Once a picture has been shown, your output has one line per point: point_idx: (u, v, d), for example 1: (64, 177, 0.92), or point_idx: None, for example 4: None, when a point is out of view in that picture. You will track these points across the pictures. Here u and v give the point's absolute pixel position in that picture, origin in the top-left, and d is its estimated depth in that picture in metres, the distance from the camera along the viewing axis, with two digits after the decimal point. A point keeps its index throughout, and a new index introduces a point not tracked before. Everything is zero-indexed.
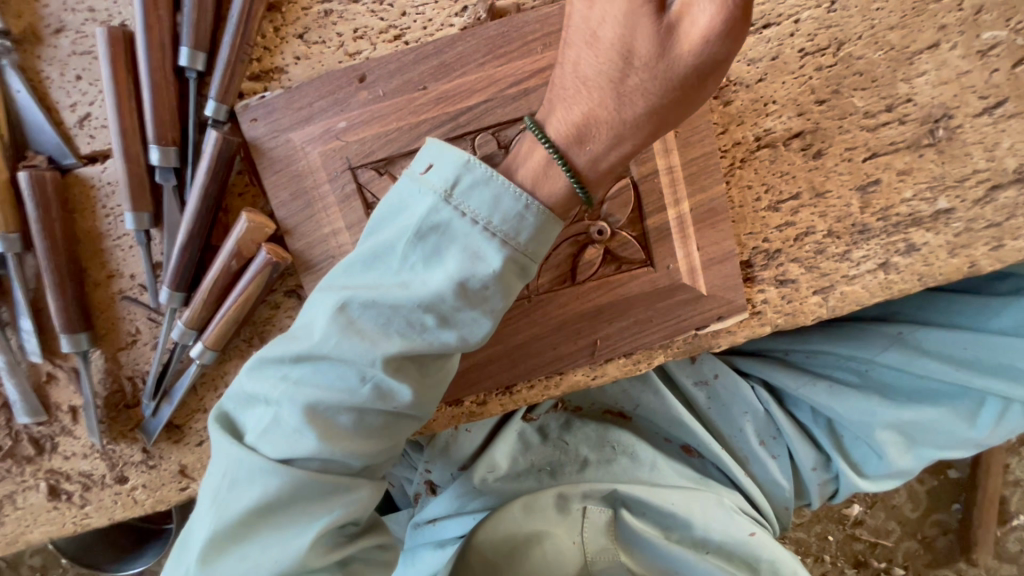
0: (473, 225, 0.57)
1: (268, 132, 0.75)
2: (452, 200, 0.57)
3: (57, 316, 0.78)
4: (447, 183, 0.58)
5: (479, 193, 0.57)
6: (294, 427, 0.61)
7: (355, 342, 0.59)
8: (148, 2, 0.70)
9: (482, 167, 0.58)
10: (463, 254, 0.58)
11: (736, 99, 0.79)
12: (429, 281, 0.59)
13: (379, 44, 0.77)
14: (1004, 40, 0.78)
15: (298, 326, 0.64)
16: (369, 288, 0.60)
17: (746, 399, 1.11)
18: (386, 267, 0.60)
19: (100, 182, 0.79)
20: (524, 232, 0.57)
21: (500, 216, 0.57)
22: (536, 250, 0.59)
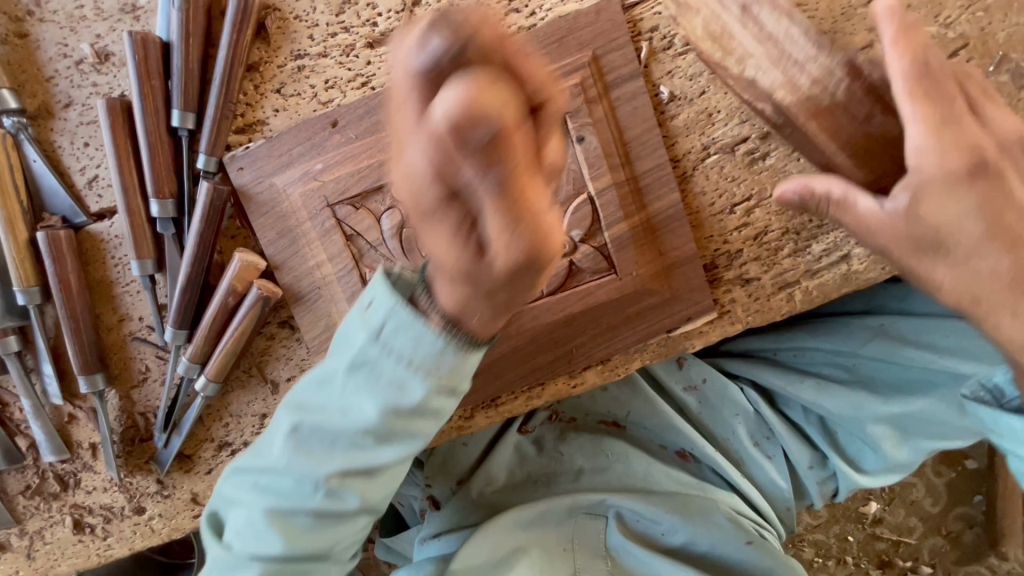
0: (399, 363, 0.58)
1: (254, 179, 0.83)
2: (380, 341, 0.58)
3: (75, 360, 0.86)
4: (376, 325, 0.58)
5: (404, 335, 0.56)
6: (259, 528, 0.69)
7: (304, 460, 0.66)
8: (142, 73, 0.78)
9: (409, 310, 0.56)
10: (392, 384, 0.59)
11: (681, 112, 0.84)
12: (364, 412, 0.62)
13: (348, 91, 0.83)
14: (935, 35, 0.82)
15: (263, 436, 0.71)
16: (317, 413, 0.65)
17: (736, 400, 1.13)
18: (326, 399, 0.64)
19: (109, 236, 0.87)
20: (443, 365, 0.57)
21: (421, 354, 0.57)
22: (458, 374, 0.58)
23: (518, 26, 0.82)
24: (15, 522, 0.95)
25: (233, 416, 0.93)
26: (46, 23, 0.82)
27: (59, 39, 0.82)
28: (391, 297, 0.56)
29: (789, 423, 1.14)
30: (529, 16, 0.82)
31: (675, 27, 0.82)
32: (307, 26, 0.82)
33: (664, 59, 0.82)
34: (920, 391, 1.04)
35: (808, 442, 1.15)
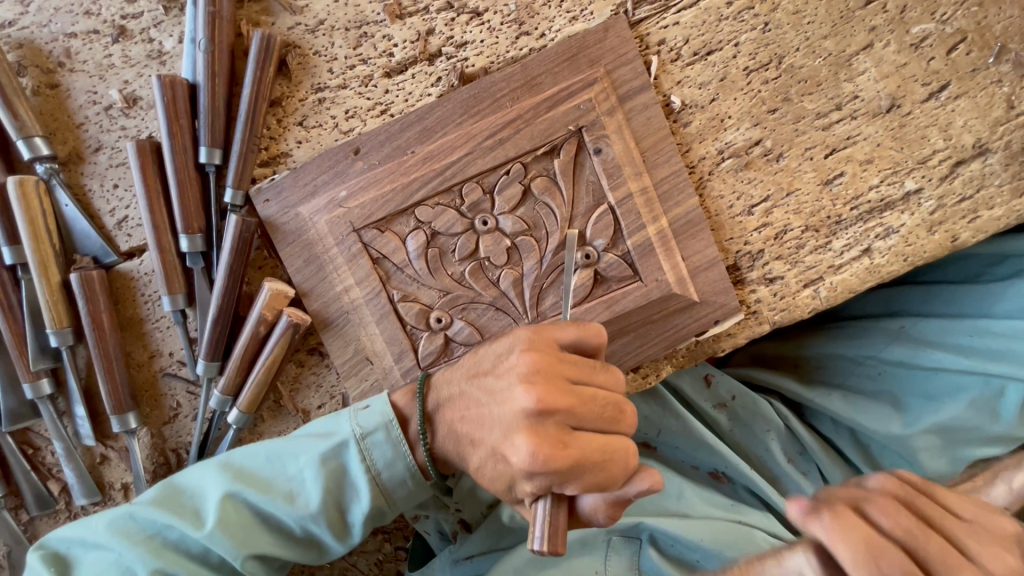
0: (366, 470, 0.74)
1: (280, 210, 0.85)
2: (361, 445, 0.74)
3: (109, 399, 0.87)
4: (364, 428, 0.75)
5: (382, 449, 0.75)
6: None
7: (228, 526, 0.73)
8: (170, 113, 0.81)
9: (397, 431, 0.75)
10: (352, 490, 0.75)
11: (693, 120, 0.86)
12: (312, 503, 0.74)
13: (369, 119, 0.86)
14: (933, 31, 0.84)
15: (184, 490, 0.76)
16: (260, 485, 0.75)
17: (767, 416, 1.12)
18: (274, 471, 0.75)
19: (139, 274, 0.89)
20: (396, 486, 0.76)
21: (389, 472, 0.75)
22: (398, 495, 0.76)
23: (530, 48, 0.84)
24: None
25: None
26: (76, 72, 0.85)
27: (88, 87, 0.85)
28: (389, 417, 0.75)
29: (820, 437, 1.14)
30: (540, 38, 0.84)
31: (680, 39, 0.85)
32: (327, 60, 0.85)
33: (673, 71, 0.85)
34: (947, 393, 1.05)
35: (841, 457, 1.14)
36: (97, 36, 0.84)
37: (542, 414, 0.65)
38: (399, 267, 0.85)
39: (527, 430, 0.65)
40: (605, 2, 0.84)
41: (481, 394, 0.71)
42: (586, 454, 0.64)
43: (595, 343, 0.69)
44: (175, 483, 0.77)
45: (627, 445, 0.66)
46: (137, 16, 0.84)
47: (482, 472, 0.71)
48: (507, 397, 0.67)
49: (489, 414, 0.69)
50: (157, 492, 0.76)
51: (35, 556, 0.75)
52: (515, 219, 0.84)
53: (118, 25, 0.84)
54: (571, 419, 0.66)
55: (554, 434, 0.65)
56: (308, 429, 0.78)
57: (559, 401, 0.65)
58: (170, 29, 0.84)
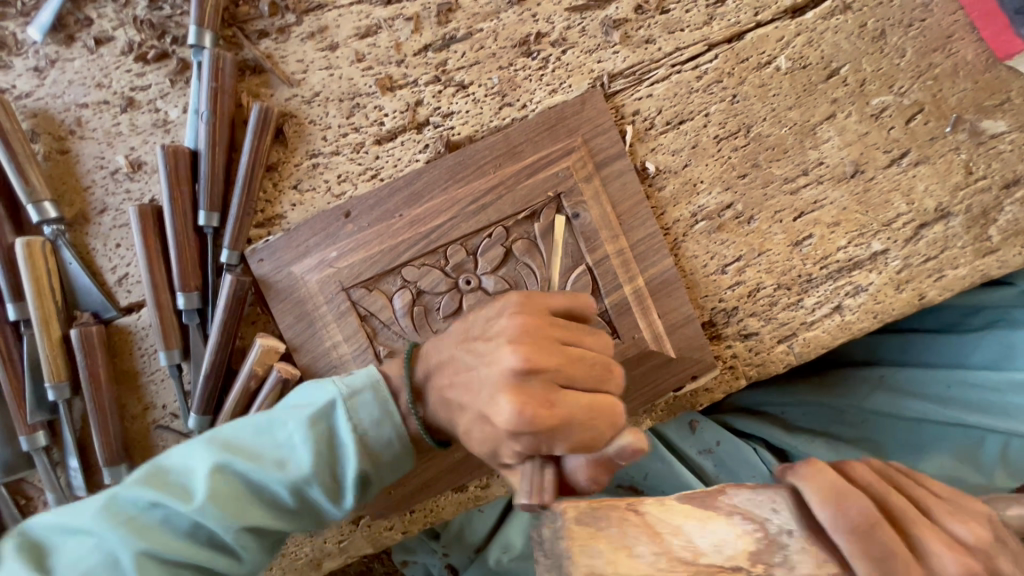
0: (357, 430, 0.71)
1: (273, 268, 0.89)
2: (348, 406, 0.71)
3: (101, 451, 0.89)
4: (350, 390, 0.72)
5: (369, 408, 0.72)
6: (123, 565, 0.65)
7: (225, 497, 0.68)
8: (172, 180, 0.86)
9: (385, 389, 0.73)
10: (348, 454, 0.71)
11: (667, 185, 0.90)
12: (310, 465, 0.70)
13: (360, 183, 0.91)
14: (891, 103, 0.89)
15: (168, 470, 0.70)
16: (250, 456, 0.69)
17: (751, 461, 1.12)
18: (264, 440, 0.71)
19: (137, 328, 0.92)
20: (388, 445, 0.73)
21: (379, 430, 0.72)
22: (392, 455, 0.74)
23: (512, 118, 0.89)
24: None
25: None
26: (85, 140, 0.90)
27: (96, 153, 0.90)
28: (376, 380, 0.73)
29: None
30: (521, 109, 0.89)
31: (654, 110, 0.90)
32: (322, 129, 0.90)
33: (647, 139, 0.90)
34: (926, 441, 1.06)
35: None
36: (107, 106, 0.90)
37: (528, 370, 0.63)
38: (386, 323, 0.88)
39: (513, 387, 0.63)
40: (582, 75, 0.89)
41: (469, 358, 0.70)
42: (574, 410, 0.61)
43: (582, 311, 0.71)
44: (159, 462, 0.71)
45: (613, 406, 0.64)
46: (145, 88, 0.89)
47: (470, 436, 0.68)
48: (494, 356, 0.65)
49: (477, 375, 0.67)
50: (140, 474, 0.70)
51: (14, 541, 0.68)
52: (497, 279, 0.87)
53: (127, 96, 0.89)
54: (560, 378, 0.64)
55: (540, 390, 0.63)
56: (294, 399, 0.74)
57: (547, 359, 0.64)
58: (175, 100, 0.89)
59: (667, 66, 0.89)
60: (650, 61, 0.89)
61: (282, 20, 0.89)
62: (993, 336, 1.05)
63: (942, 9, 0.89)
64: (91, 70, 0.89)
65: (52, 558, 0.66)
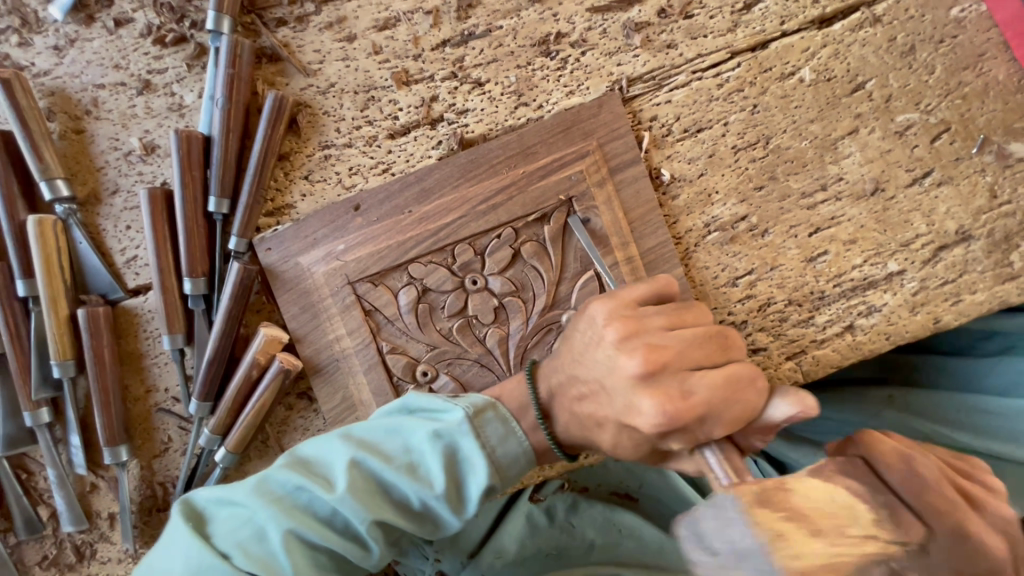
0: (481, 447, 0.70)
1: (280, 258, 0.89)
2: (473, 423, 0.70)
3: (102, 431, 0.90)
4: (471, 407, 0.72)
5: (493, 427, 0.71)
6: (257, 548, 0.66)
7: (353, 495, 0.67)
8: (184, 165, 0.86)
9: (502, 409, 0.73)
10: (473, 468, 0.70)
11: (681, 193, 0.89)
12: (432, 476, 0.69)
13: (371, 176, 0.90)
14: (917, 120, 0.87)
15: (324, 457, 0.71)
16: (380, 457, 0.70)
17: (750, 474, 1.09)
18: (394, 442, 0.71)
19: (143, 311, 0.93)
20: (510, 463, 0.71)
21: (503, 449, 0.71)
22: (509, 472, 0.72)
23: (528, 118, 0.88)
24: None
25: None
26: (101, 120, 0.90)
27: (110, 134, 0.90)
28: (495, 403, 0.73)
29: None
30: (537, 109, 0.88)
31: (671, 116, 0.88)
32: (335, 120, 0.90)
33: (663, 146, 0.88)
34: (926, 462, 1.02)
35: None
36: (123, 88, 0.90)
37: (650, 373, 0.64)
38: (390, 319, 0.88)
39: (646, 390, 0.64)
40: (601, 78, 0.88)
41: (585, 374, 0.70)
42: (710, 397, 0.62)
43: (664, 294, 0.71)
44: (312, 449, 0.72)
45: (748, 371, 0.65)
46: (162, 71, 0.89)
47: (621, 446, 0.70)
48: (612, 367, 0.66)
49: (606, 384, 0.68)
50: (296, 457, 0.71)
51: (185, 507, 0.70)
52: (504, 280, 0.87)
53: (144, 79, 0.89)
54: (681, 368, 0.64)
55: (673, 385, 0.63)
56: (415, 410, 0.74)
57: (663, 356, 0.64)
58: (191, 85, 0.89)
59: (688, 72, 0.88)
60: (670, 66, 0.88)
61: (301, 9, 0.88)
62: (1013, 360, 1.01)
63: (976, 26, 0.86)
64: (109, 51, 0.89)
65: (219, 523, 0.68)
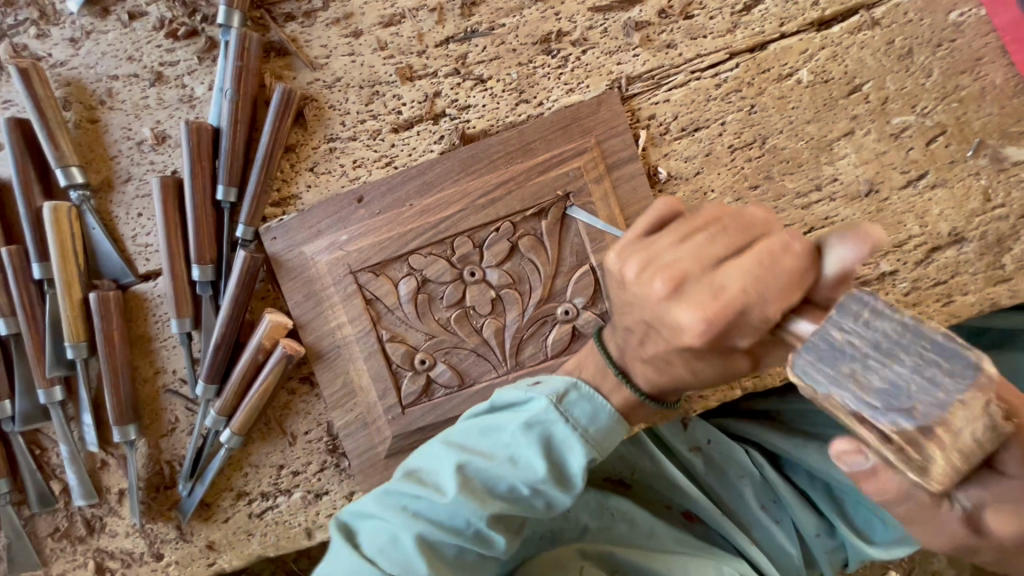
0: (574, 430, 0.69)
1: (286, 247, 0.92)
2: (561, 409, 0.70)
3: (112, 410, 0.94)
4: (555, 394, 0.71)
5: (580, 407, 0.70)
6: (398, 555, 0.69)
7: (469, 494, 0.68)
8: (194, 155, 0.88)
9: (584, 386, 0.71)
10: (571, 451, 0.69)
11: (677, 191, 0.91)
12: (532, 464, 0.69)
13: (374, 169, 0.92)
14: (912, 123, 0.88)
15: (431, 465, 0.73)
16: (484, 456, 0.71)
17: (741, 463, 1.11)
18: (493, 441, 0.72)
19: (152, 296, 0.96)
20: (602, 438, 0.70)
21: (596, 426, 0.70)
22: (604, 444, 0.71)
23: (528, 114, 0.90)
24: (41, 565, 1.00)
25: (253, 466, 0.99)
26: (114, 111, 0.93)
27: (124, 124, 0.93)
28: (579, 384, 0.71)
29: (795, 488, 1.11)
30: (537, 106, 0.90)
31: (670, 115, 0.90)
32: (341, 114, 0.92)
33: (661, 144, 0.90)
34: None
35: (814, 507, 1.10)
36: (136, 79, 0.93)
37: (678, 290, 0.57)
38: (391, 308, 0.90)
39: (682, 305, 0.57)
40: (600, 77, 0.90)
41: (628, 313, 0.64)
42: (748, 295, 0.54)
43: (666, 216, 0.63)
44: (423, 461, 0.75)
45: (794, 258, 0.55)
46: (174, 64, 0.92)
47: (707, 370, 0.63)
48: (643, 301, 0.60)
49: (649, 316, 0.61)
50: (411, 471, 0.74)
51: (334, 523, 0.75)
52: (501, 273, 0.89)
53: (156, 70, 0.92)
54: (709, 275, 0.57)
55: (704, 289, 0.56)
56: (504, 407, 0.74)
57: (684, 270, 0.57)
58: (201, 77, 0.92)
59: (687, 71, 0.89)
60: (670, 66, 0.89)
61: (309, 5, 0.91)
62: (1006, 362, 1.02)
63: (975, 30, 0.87)
64: (123, 43, 0.92)
65: (367, 535, 0.73)
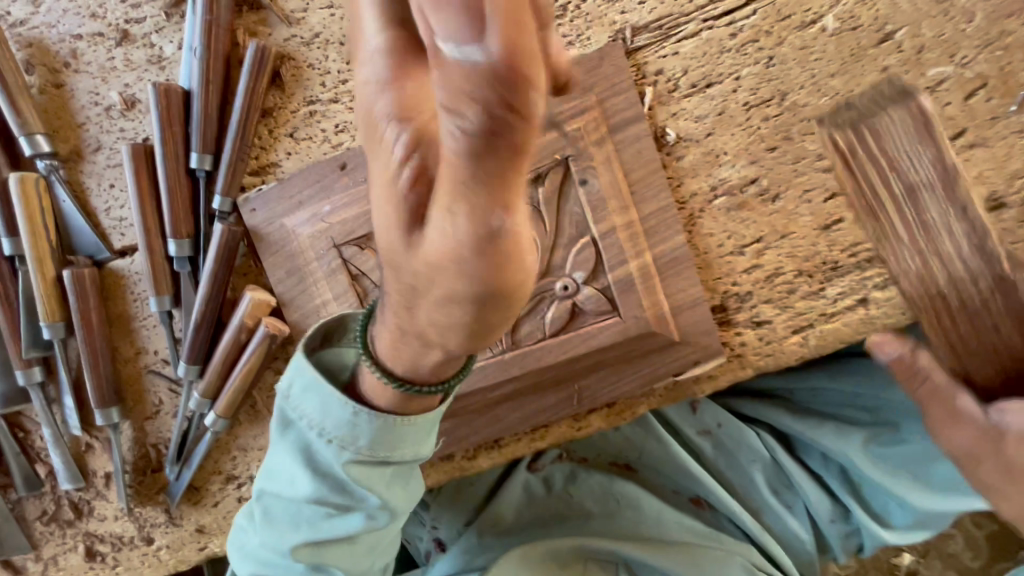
0: (366, 378, 0.60)
1: (265, 219, 0.86)
2: (361, 352, 0.60)
3: (93, 392, 0.90)
4: (364, 336, 0.59)
5: (376, 351, 0.57)
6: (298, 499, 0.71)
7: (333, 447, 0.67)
8: (164, 120, 0.82)
9: (381, 307, 0.57)
10: (366, 396, 0.63)
11: (687, 154, 0.83)
12: (369, 412, 0.63)
13: (358, 134, 0.86)
14: (951, 75, 0.79)
15: (297, 420, 0.70)
16: (308, 415, 0.67)
17: (751, 446, 1.05)
18: (312, 399, 0.65)
19: (130, 273, 0.91)
20: (409, 393, 0.59)
21: (375, 378, 0.59)
22: (435, 398, 0.60)
23: None
24: (30, 549, 0.98)
25: (241, 449, 0.95)
26: (80, 74, 0.87)
27: (91, 89, 0.87)
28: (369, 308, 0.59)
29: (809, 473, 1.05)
30: None
31: (679, 70, 0.82)
32: (320, 74, 0.85)
33: (669, 102, 0.82)
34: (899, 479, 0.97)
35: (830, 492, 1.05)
36: (101, 39, 0.86)
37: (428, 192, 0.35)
38: (378, 285, 0.85)
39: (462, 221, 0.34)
40: (602, 28, 0.81)
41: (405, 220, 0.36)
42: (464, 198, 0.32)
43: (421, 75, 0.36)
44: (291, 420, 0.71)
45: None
46: (140, 21, 0.85)
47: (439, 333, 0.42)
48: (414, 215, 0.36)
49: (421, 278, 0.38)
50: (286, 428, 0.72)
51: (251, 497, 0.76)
52: None
53: (122, 29, 0.85)
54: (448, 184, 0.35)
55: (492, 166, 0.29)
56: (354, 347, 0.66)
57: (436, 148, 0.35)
58: (170, 35, 0.85)
59: (698, 20, 0.81)
60: (679, 14, 0.81)
61: None
62: None
63: None
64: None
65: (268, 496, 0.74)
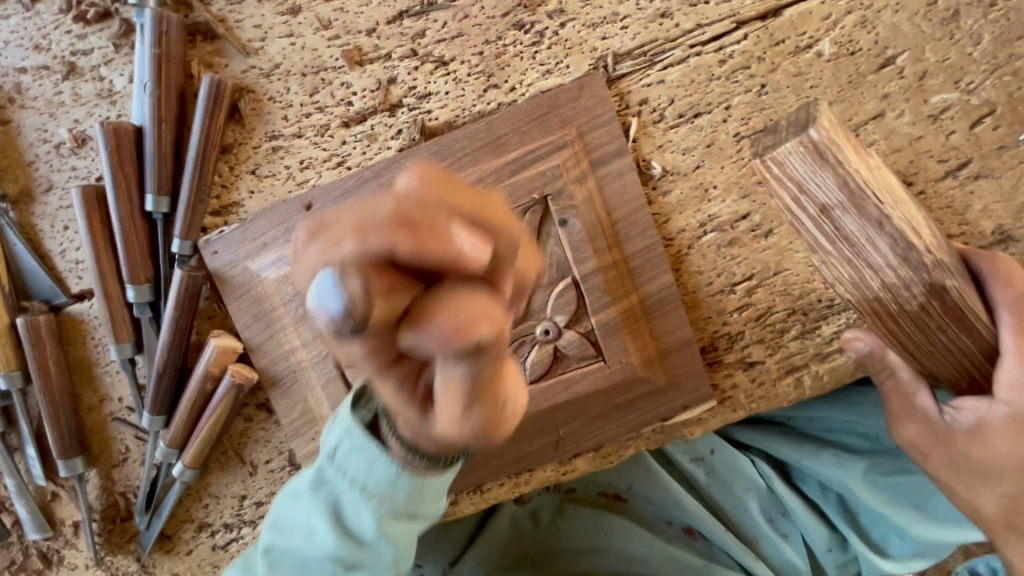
0: (351, 485, 0.57)
1: (228, 262, 0.81)
2: (335, 460, 0.58)
3: (54, 443, 0.86)
4: (332, 446, 0.59)
5: (356, 459, 0.56)
6: None
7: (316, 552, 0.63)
8: (114, 161, 0.77)
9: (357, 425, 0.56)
10: (348, 503, 0.59)
11: (674, 189, 0.78)
12: (351, 518, 0.60)
13: (324, 171, 0.80)
14: (955, 102, 0.74)
15: (281, 522, 0.67)
16: (294, 518, 0.65)
17: (746, 474, 1.02)
18: (300, 504, 0.64)
19: (88, 318, 0.86)
20: (398, 496, 0.55)
21: (374, 480, 0.55)
22: (418, 504, 0.56)
23: (498, 102, 0.77)
24: None
25: (213, 496, 0.91)
26: (26, 109, 0.82)
27: (38, 125, 0.82)
28: (352, 425, 0.56)
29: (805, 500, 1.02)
30: (509, 92, 0.77)
31: (665, 99, 0.76)
32: (281, 106, 0.79)
33: (655, 133, 0.77)
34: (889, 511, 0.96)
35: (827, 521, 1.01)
36: (47, 72, 0.80)
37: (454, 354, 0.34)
38: None
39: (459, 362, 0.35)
40: (582, 55, 0.76)
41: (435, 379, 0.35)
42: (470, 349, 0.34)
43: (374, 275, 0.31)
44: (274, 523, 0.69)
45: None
46: (87, 53, 0.79)
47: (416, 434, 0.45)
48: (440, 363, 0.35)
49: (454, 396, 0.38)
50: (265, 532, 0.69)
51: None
52: None
53: (68, 61, 0.80)
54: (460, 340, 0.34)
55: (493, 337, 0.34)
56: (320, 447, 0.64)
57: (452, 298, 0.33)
58: (120, 67, 0.79)
59: (684, 46, 0.75)
60: (664, 40, 0.75)
61: None
62: None
63: None
64: (29, 29, 0.80)
65: None
